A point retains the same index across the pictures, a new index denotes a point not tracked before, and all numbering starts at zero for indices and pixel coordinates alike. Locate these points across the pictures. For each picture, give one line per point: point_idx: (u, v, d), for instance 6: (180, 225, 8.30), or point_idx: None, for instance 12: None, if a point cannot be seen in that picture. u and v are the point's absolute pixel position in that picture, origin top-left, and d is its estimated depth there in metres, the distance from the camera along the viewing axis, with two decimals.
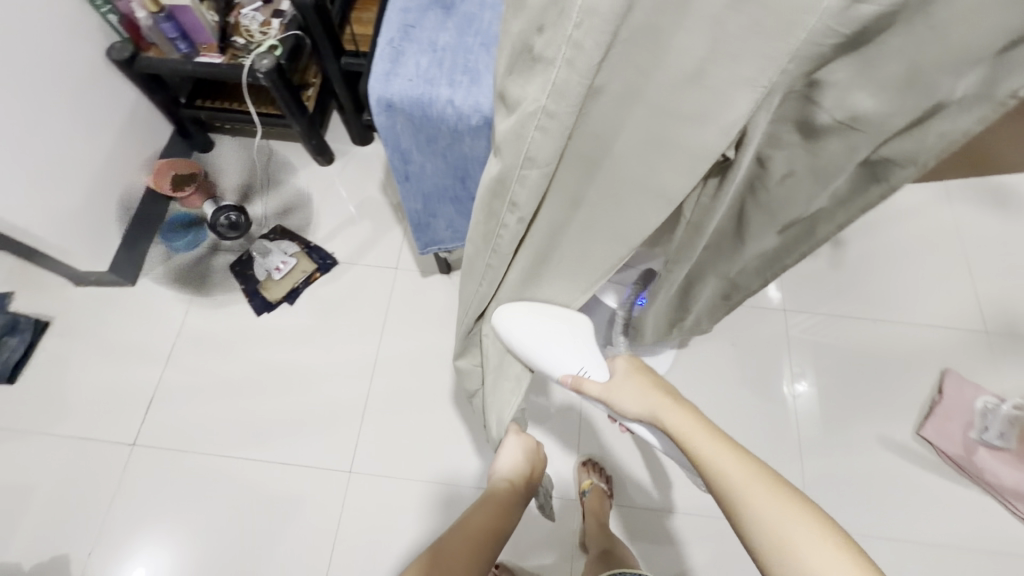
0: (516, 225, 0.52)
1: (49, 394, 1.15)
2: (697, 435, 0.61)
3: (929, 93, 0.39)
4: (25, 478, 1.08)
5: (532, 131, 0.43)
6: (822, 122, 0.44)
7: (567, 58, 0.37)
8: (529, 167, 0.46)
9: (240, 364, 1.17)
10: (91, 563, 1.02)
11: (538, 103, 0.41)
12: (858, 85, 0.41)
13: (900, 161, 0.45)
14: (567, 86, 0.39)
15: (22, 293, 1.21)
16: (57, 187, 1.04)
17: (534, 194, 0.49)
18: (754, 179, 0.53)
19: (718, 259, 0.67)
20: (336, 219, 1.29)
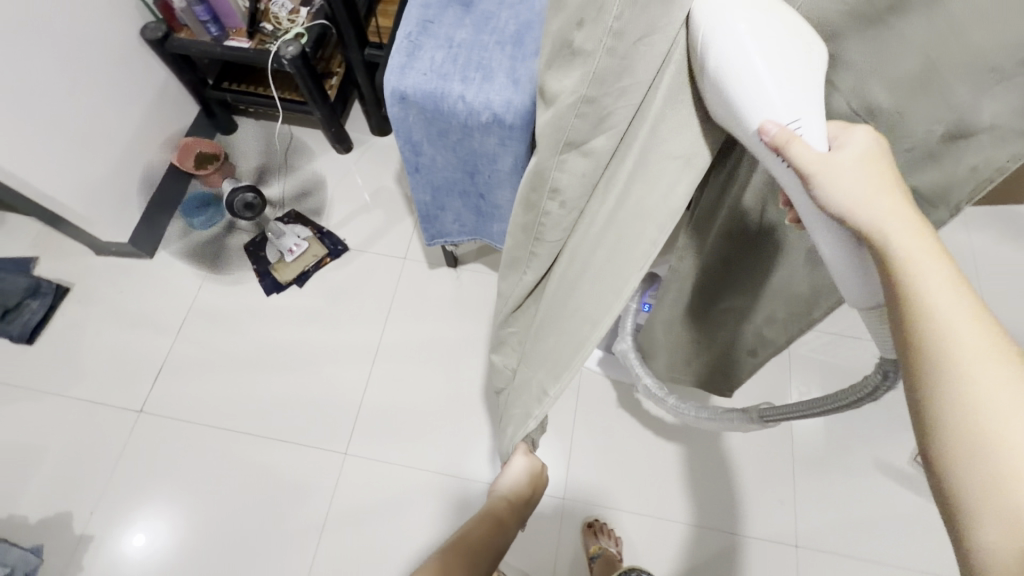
0: (559, 214, 0.49)
1: (65, 357, 1.19)
2: (924, 256, 0.31)
3: (947, 101, 0.35)
4: (37, 434, 1.13)
5: (571, 119, 0.41)
6: (836, 110, 0.40)
7: (608, 48, 0.36)
8: (569, 152, 0.44)
9: (247, 342, 1.20)
10: (92, 522, 1.06)
11: (578, 93, 0.39)
12: (874, 76, 0.37)
13: (928, 195, 0.42)
14: (604, 75, 0.38)
15: (47, 259, 1.26)
16: (85, 158, 1.08)
17: (578, 182, 0.46)
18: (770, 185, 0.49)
19: (737, 288, 0.64)
20: (349, 206, 1.32)
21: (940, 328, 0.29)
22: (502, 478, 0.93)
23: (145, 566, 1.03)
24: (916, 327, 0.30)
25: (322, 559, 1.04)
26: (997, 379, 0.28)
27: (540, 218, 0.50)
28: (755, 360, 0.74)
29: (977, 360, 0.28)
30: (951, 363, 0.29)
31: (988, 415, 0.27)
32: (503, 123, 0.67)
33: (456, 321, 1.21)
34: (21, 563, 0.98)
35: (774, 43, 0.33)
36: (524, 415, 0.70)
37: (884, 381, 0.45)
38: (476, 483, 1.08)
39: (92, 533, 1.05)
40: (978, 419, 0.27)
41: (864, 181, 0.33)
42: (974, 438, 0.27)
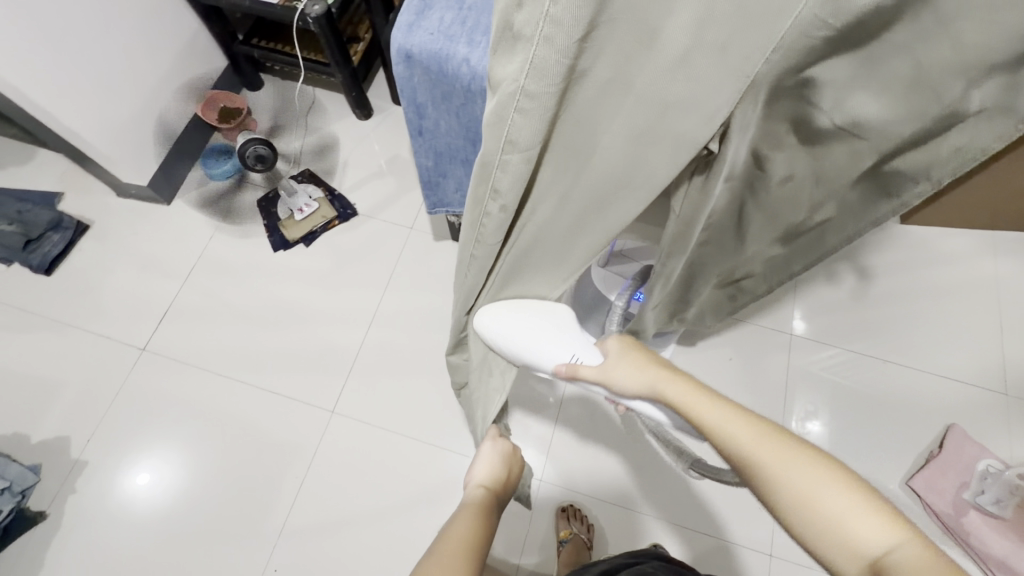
0: (501, 216, 0.51)
1: (78, 290, 1.24)
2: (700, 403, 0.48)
3: (936, 98, 0.42)
4: (47, 360, 1.18)
5: (512, 112, 0.43)
6: (821, 122, 0.48)
7: (545, 35, 0.37)
8: (511, 151, 0.45)
9: (251, 294, 1.23)
10: (87, 448, 1.11)
11: (518, 83, 0.41)
12: (858, 85, 0.44)
13: (913, 174, 0.49)
14: (545, 65, 0.39)
15: (72, 195, 1.32)
16: (112, 99, 1.10)
17: (517, 183, 0.48)
18: (752, 180, 0.56)
19: (724, 257, 0.68)
20: (363, 172, 1.33)
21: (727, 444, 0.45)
22: (478, 467, 0.91)
23: (135, 497, 1.08)
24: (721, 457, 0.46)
25: (300, 510, 1.06)
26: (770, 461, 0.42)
27: (482, 218, 0.53)
28: (735, 304, 0.80)
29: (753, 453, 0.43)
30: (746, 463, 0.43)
31: (795, 494, 0.40)
32: None
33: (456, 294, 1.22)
34: (19, 478, 1.04)
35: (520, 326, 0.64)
36: (498, 386, 0.74)
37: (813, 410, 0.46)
38: (455, 454, 1.09)
39: (86, 460, 1.10)
40: (783, 496, 0.41)
41: (633, 369, 0.55)
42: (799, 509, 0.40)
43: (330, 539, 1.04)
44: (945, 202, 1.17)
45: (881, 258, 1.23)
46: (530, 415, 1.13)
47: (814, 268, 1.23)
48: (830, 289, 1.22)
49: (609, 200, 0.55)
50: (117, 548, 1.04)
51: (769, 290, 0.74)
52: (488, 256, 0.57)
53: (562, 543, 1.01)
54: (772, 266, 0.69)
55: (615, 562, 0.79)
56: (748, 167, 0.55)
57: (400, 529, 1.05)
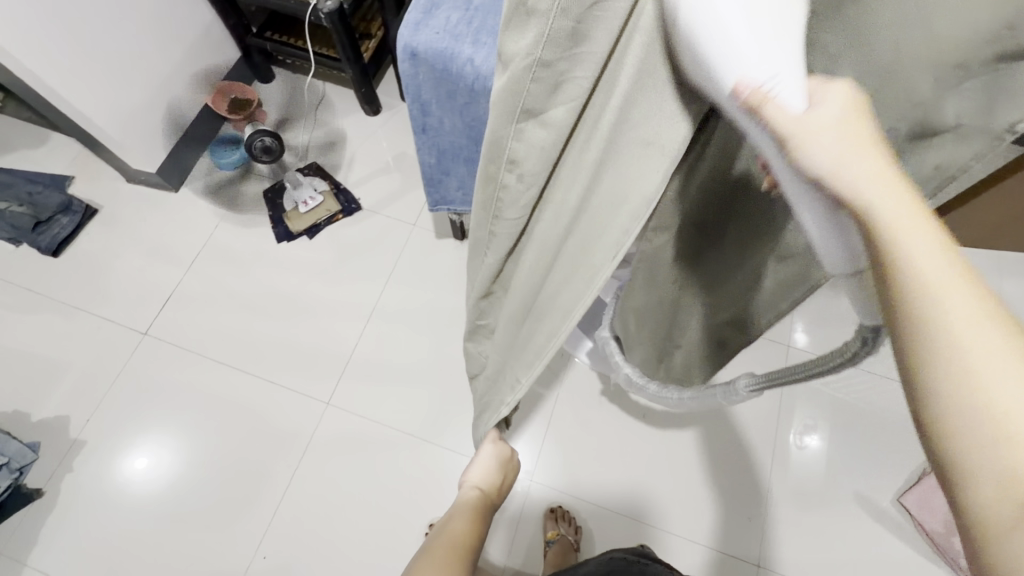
0: (518, 189, 0.45)
1: (84, 273, 1.26)
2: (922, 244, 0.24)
3: (910, 95, 0.33)
4: (50, 340, 1.20)
5: (528, 86, 0.36)
6: None
7: (562, 6, 0.31)
8: (528, 120, 0.39)
9: (253, 283, 1.24)
10: (86, 429, 1.13)
11: (533, 56, 0.34)
12: (841, 57, 0.33)
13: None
14: (561, 38, 0.33)
15: (82, 179, 1.34)
16: (125, 85, 1.12)
17: (540, 153, 0.42)
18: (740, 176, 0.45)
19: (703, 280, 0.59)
20: (369, 167, 1.34)
21: (930, 306, 0.24)
22: (473, 469, 0.89)
23: (132, 478, 1.09)
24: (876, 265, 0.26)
25: (292, 499, 1.07)
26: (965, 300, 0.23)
27: (498, 193, 0.47)
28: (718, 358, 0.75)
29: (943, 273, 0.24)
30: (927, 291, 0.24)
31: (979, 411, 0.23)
32: None
33: (456, 292, 1.22)
34: (18, 455, 1.03)
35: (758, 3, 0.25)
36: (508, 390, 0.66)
37: (863, 346, 0.39)
38: (448, 451, 1.10)
39: (84, 440, 1.12)
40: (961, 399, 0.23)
41: (840, 150, 0.26)
42: (947, 362, 0.23)
43: (321, 529, 1.05)
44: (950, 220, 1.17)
45: None
46: (525, 415, 1.14)
47: None
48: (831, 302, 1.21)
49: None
50: (111, 527, 1.06)
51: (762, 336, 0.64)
52: (509, 235, 0.51)
53: (549, 544, 1.01)
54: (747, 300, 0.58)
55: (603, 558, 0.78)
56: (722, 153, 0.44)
57: (390, 522, 1.05)
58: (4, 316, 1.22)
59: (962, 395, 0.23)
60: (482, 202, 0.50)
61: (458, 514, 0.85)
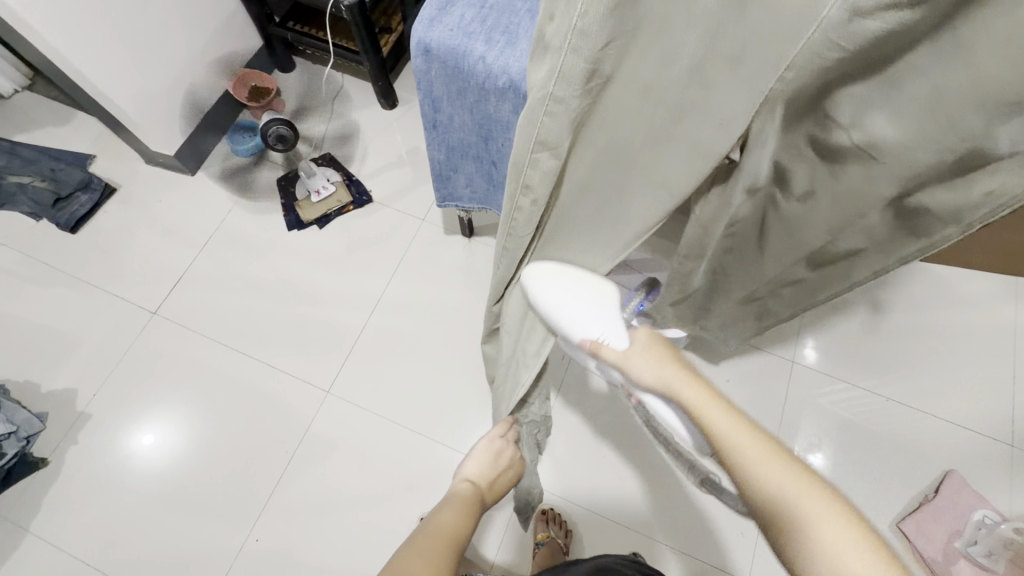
0: (530, 211, 0.51)
1: (100, 251, 1.29)
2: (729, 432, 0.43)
3: (957, 130, 0.40)
4: (64, 313, 1.23)
5: (541, 118, 0.43)
6: (840, 140, 0.46)
7: (573, 45, 0.38)
8: (542, 151, 0.46)
9: (262, 269, 1.26)
10: (92, 402, 1.15)
11: (546, 89, 0.41)
12: (877, 105, 0.42)
13: (936, 207, 0.48)
14: (573, 73, 0.40)
15: (103, 158, 1.37)
16: (149, 69, 1.14)
17: (549, 179, 0.48)
18: (775, 191, 0.55)
19: (746, 273, 0.68)
20: (382, 160, 1.35)
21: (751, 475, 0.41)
22: (468, 462, 0.91)
23: (136, 454, 1.11)
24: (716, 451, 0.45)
25: (287, 485, 1.08)
26: (770, 471, 0.41)
27: (511, 216, 0.52)
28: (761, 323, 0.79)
29: (754, 460, 0.41)
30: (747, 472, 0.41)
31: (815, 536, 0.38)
32: (519, 91, 0.67)
33: (460, 287, 1.23)
34: (25, 425, 1.07)
35: (575, 295, 0.56)
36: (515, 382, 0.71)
37: None
38: (442, 447, 1.10)
39: (90, 413, 1.14)
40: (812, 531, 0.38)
41: (653, 366, 0.49)
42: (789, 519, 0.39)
43: (313, 516, 1.06)
44: (969, 242, 1.14)
45: (899, 292, 1.21)
46: None
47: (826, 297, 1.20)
48: (840, 320, 1.19)
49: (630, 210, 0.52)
50: (112, 500, 1.08)
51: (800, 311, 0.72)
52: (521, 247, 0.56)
53: (539, 546, 1.02)
54: (784, 282, 0.67)
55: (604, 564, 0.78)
56: (768, 180, 0.54)
57: (383, 511, 1.06)
58: (20, 287, 1.25)
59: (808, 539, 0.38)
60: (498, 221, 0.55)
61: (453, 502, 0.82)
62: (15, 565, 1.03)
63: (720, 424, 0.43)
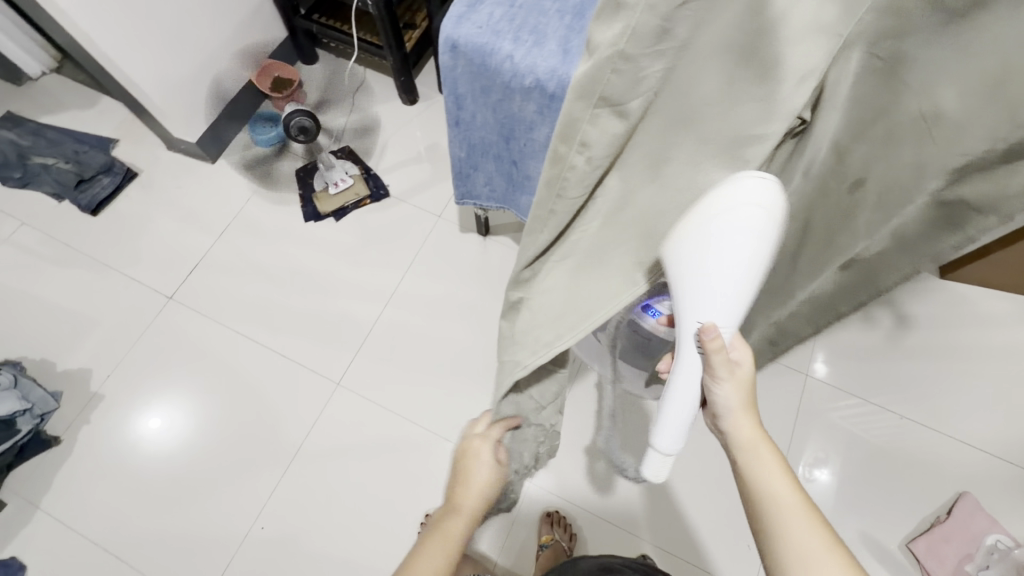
0: (584, 171, 0.46)
1: (119, 234, 1.30)
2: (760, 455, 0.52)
3: (1013, 113, 0.33)
4: (82, 294, 1.25)
5: (608, 76, 0.41)
6: (899, 112, 0.38)
7: (651, 2, 0.37)
8: (603, 108, 0.43)
9: (278, 260, 1.27)
10: (106, 384, 1.17)
11: (617, 46, 0.40)
12: (944, 68, 0.35)
13: (977, 205, 0.39)
14: (644, 32, 0.39)
15: (126, 143, 1.39)
16: (175, 56, 1.15)
17: (610, 138, 0.45)
18: (828, 180, 0.46)
19: (776, 294, 0.62)
20: (400, 156, 1.36)
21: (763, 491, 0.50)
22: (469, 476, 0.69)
23: (144, 437, 1.12)
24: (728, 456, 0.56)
25: (293, 473, 1.09)
26: (783, 493, 0.49)
27: (564, 174, 0.47)
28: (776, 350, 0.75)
29: (772, 480, 0.50)
30: (752, 468, 0.52)
31: (799, 549, 0.46)
32: (544, 90, 0.67)
33: (473, 285, 1.23)
34: (41, 402, 1.09)
35: (755, 255, 0.48)
36: (529, 357, 0.56)
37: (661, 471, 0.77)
38: (449, 444, 1.10)
39: (103, 394, 1.16)
40: (794, 547, 0.46)
41: (733, 390, 0.55)
42: (778, 532, 0.48)
43: (319, 507, 1.06)
44: (992, 262, 1.12)
45: (918, 309, 1.19)
46: None
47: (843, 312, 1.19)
48: (857, 336, 1.18)
49: (678, 186, 0.45)
50: (121, 482, 1.09)
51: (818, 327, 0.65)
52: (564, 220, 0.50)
53: (542, 547, 1.01)
54: (811, 304, 0.61)
55: (592, 564, 0.76)
56: (825, 164, 0.45)
57: (389, 505, 1.06)
58: (40, 267, 1.27)
59: (790, 550, 0.46)
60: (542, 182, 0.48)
61: (430, 547, 0.64)
62: (25, 540, 1.05)
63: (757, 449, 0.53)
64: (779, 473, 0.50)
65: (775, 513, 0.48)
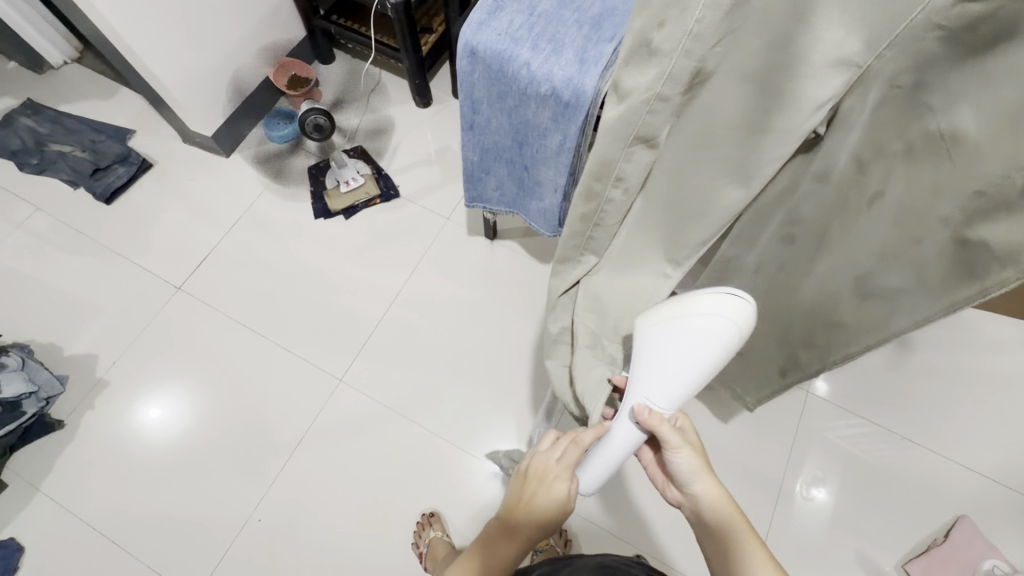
0: (622, 200, 0.55)
1: (131, 223, 1.32)
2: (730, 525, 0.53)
3: None
4: (92, 280, 1.26)
5: (643, 116, 0.47)
6: (922, 131, 0.40)
7: (686, 48, 0.40)
8: (637, 143, 0.49)
9: (286, 255, 1.28)
10: (111, 370, 1.18)
11: (652, 90, 0.44)
12: (967, 96, 0.36)
13: (997, 253, 0.40)
14: (680, 74, 0.42)
15: (142, 134, 1.41)
16: (196, 52, 1.17)
17: (640, 167, 0.52)
18: (848, 190, 0.48)
19: (788, 304, 0.64)
20: (411, 157, 1.37)
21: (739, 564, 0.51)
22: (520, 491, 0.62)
23: (144, 427, 1.13)
24: (684, 510, 0.59)
25: (294, 467, 1.09)
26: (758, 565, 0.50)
27: (602, 206, 0.56)
28: (784, 381, 0.76)
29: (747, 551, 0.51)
30: (726, 541, 0.53)
31: None
32: (560, 98, 0.68)
33: (479, 288, 1.24)
34: (46, 385, 1.09)
35: (714, 367, 0.52)
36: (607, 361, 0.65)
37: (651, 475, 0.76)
38: (447, 445, 1.10)
39: (107, 380, 1.17)
40: None
41: (691, 461, 0.56)
42: None
43: (315, 501, 1.07)
44: None
45: (921, 331, 1.19)
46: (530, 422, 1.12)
47: None
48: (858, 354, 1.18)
49: (703, 200, 0.50)
50: (119, 472, 1.09)
51: (836, 363, 0.65)
52: (608, 235, 0.60)
53: (537, 552, 1.02)
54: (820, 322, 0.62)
55: (592, 562, 0.76)
56: (842, 175, 0.47)
57: (385, 503, 1.07)
58: (52, 252, 1.29)
59: None
60: (579, 213, 0.58)
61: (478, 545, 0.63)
62: (25, 521, 1.06)
63: (727, 520, 0.54)
64: (748, 538, 0.52)
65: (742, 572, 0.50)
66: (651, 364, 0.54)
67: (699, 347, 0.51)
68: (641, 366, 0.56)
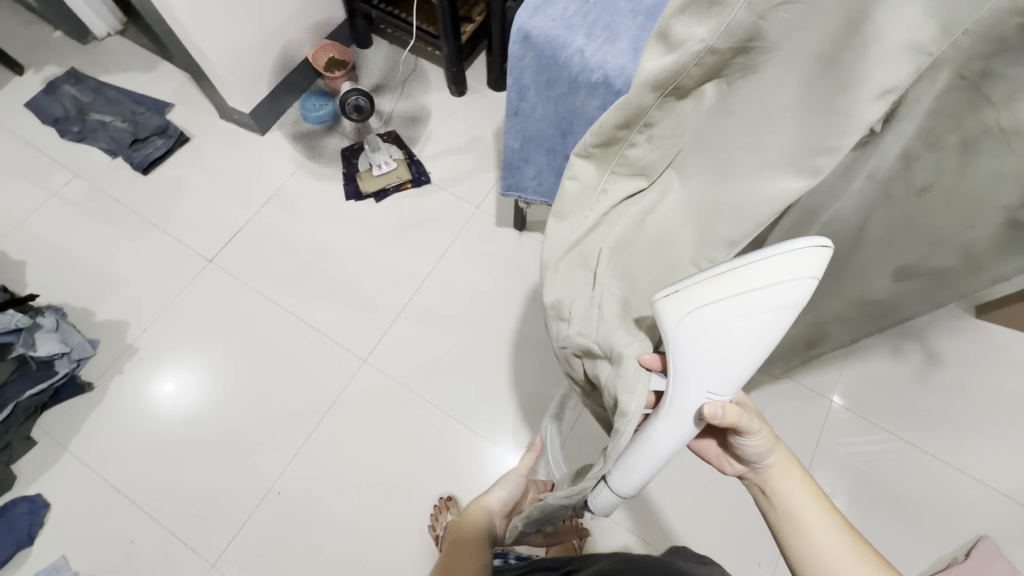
0: (643, 151, 0.53)
1: (165, 195, 1.34)
2: (798, 492, 0.55)
3: None
4: (125, 248, 1.28)
5: (689, 68, 0.45)
6: (981, 125, 0.38)
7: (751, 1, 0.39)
8: (671, 96, 0.48)
9: (315, 235, 1.29)
10: (141, 336, 1.20)
11: (707, 43, 0.43)
12: None
13: None
14: (738, 29, 0.41)
15: (181, 108, 1.43)
16: (241, 28, 1.18)
17: (674, 126, 0.51)
18: (891, 184, 0.46)
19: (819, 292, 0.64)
20: (443, 145, 1.38)
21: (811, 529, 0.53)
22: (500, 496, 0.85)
23: (161, 400, 1.14)
24: (747, 480, 0.60)
25: (315, 443, 1.10)
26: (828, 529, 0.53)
27: (621, 154, 0.54)
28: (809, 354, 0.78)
29: (816, 517, 0.54)
30: (794, 508, 0.55)
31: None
32: (611, 87, 0.67)
33: (504, 277, 1.24)
34: (78, 348, 1.11)
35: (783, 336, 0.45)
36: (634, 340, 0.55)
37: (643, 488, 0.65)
38: (467, 432, 1.11)
39: (136, 346, 1.19)
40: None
41: (765, 437, 0.56)
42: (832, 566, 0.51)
43: (335, 479, 1.08)
44: None
45: (950, 347, 1.17)
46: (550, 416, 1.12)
47: (878, 342, 1.17)
48: (885, 367, 1.16)
49: (745, 185, 0.47)
50: (136, 442, 1.11)
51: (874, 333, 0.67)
52: (622, 194, 0.57)
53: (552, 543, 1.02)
54: (854, 304, 0.62)
55: (615, 561, 0.73)
56: (887, 172, 0.45)
57: (402, 486, 1.07)
58: (88, 218, 1.31)
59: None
60: (598, 156, 0.55)
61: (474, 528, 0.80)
62: (51, 478, 1.08)
63: (796, 491, 0.56)
64: (814, 503, 0.54)
65: (813, 536, 0.53)
66: (713, 360, 0.46)
67: (772, 325, 0.43)
68: (695, 355, 0.47)
